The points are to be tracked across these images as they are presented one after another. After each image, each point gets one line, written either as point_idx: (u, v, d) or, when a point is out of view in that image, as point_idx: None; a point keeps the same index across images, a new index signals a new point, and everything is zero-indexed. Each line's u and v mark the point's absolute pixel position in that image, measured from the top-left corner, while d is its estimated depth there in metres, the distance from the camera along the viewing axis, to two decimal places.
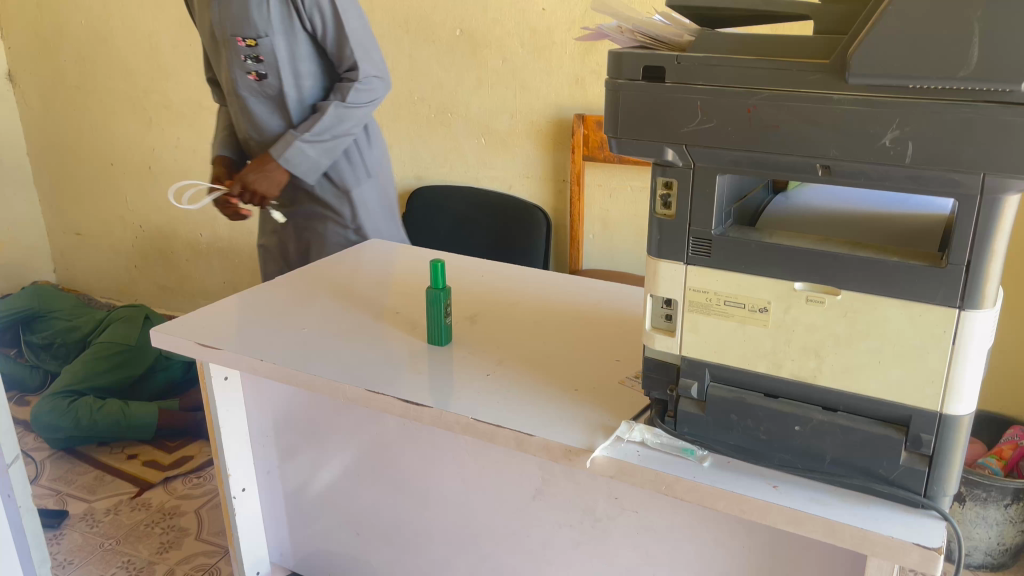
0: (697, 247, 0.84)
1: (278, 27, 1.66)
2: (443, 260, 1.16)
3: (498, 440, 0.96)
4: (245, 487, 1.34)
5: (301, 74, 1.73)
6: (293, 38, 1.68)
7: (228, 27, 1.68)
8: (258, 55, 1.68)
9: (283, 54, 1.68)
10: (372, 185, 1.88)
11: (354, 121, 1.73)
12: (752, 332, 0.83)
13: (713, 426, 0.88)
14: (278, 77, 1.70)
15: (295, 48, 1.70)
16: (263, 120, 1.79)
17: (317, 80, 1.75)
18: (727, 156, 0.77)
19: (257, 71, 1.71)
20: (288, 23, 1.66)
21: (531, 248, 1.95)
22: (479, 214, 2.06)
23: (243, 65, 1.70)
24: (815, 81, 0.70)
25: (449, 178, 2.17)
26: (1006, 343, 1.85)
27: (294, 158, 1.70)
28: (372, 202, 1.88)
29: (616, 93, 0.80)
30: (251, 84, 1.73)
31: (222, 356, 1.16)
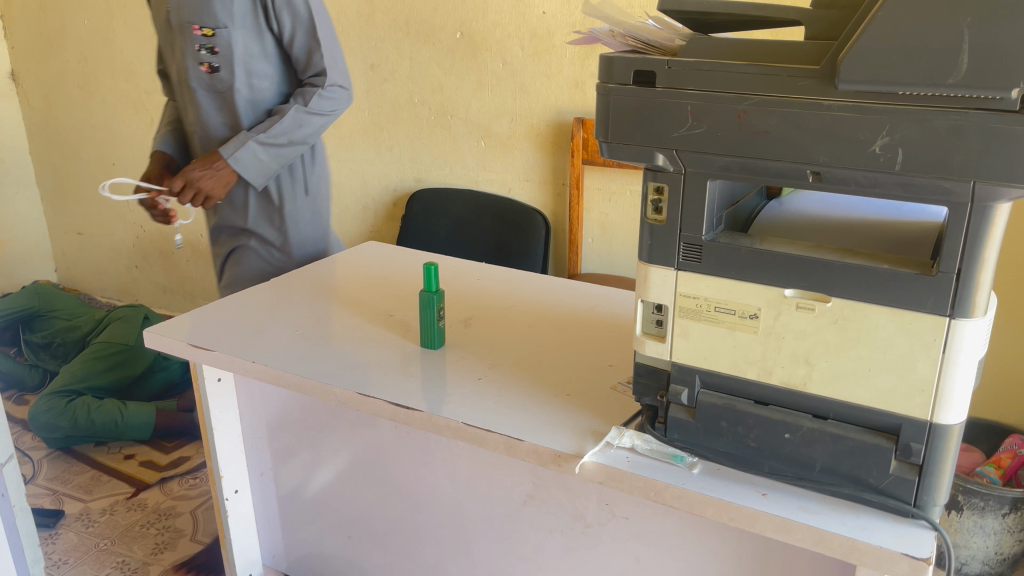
0: (688, 253, 0.83)
1: (239, 21, 1.61)
2: (436, 264, 1.15)
3: (487, 445, 0.95)
4: (238, 489, 1.34)
5: (256, 74, 1.67)
6: (254, 34, 1.64)
7: (186, 13, 1.62)
8: (213, 47, 1.62)
9: (240, 50, 1.63)
10: (308, 206, 1.81)
11: (311, 128, 1.67)
12: (742, 339, 0.82)
13: (703, 433, 0.87)
14: (231, 72, 1.64)
15: (256, 44, 1.65)
16: (208, 116, 1.71)
17: (273, 82, 1.70)
18: (717, 161, 0.77)
19: (210, 63, 1.64)
20: (248, 19, 1.62)
21: (530, 252, 1.95)
22: (477, 217, 2.06)
23: (196, 55, 1.64)
24: (805, 87, 0.70)
25: (448, 181, 2.17)
26: (1006, 352, 1.84)
27: (244, 159, 1.61)
28: (304, 222, 1.79)
29: (606, 99, 0.80)
30: (201, 76, 1.65)
31: (213, 358, 1.16)
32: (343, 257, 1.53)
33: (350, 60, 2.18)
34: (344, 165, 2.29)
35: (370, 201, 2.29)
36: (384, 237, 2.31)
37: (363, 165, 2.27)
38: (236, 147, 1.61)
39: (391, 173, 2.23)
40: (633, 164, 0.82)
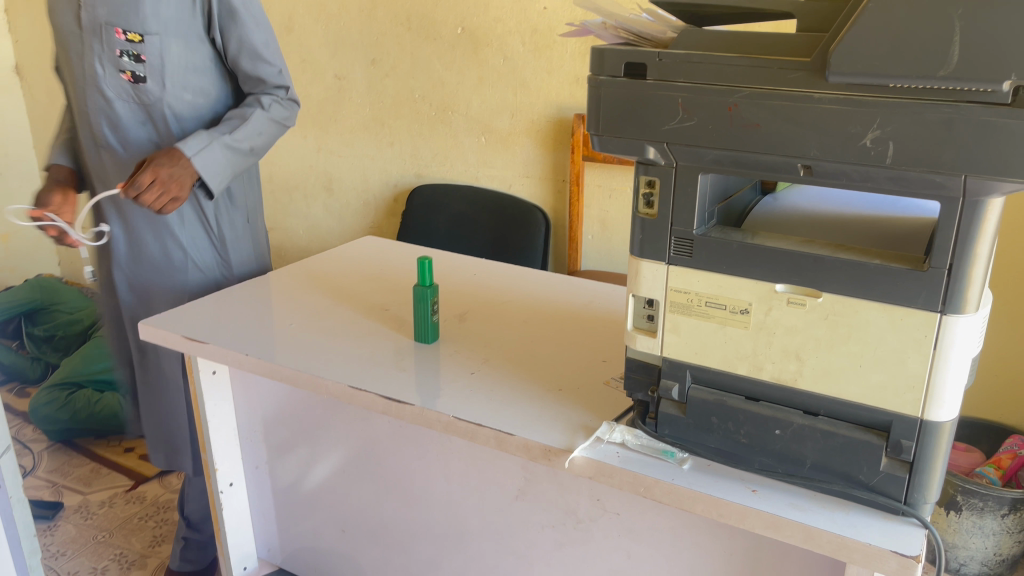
0: (679, 247, 0.83)
1: (173, 28, 1.46)
2: (430, 258, 1.15)
3: (478, 439, 0.95)
4: (233, 482, 1.34)
5: (190, 86, 1.51)
6: (190, 43, 1.48)
7: (106, 14, 1.44)
8: (138, 54, 1.45)
9: (173, 59, 1.47)
10: (247, 232, 1.64)
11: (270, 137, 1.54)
12: (733, 334, 0.82)
13: (694, 429, 0.87)
14: (160, 85, 1.47)
15: (190, 53, 1.49)
16: (128, 127, 1.51)
17: (211, 96, 1.55)
18: (708, 154, 0.76)
19: (133, 71, 1.46)
20: (183, 27, 1.47)
21: (530, 248, 1.95)
22: (478, 213, 2.06)
23: (117, 61, 1.45)
24: (796, 80, 0.69)
25: (449, 177, 2.16)
26: (1007, 352, 1.83)
27: (206, 161, 1.44)
28: (244, 249, 1.63)
29: (597, 92, 0.80)
30: (123, 87, 1.47)
31: (208, 351, 1.16)
32: (340, 251, 1.53)
33: (351, 55, 2.17)
34: (345, 160, 2.29)
35: (371, 196, 2.29)
36: (384, 233, 2.30)
37: (364, 161, 2.26)
38: (199, 146, 1.44)
39: (392, 169, 2.23)
40: (624, 157, 0.81)
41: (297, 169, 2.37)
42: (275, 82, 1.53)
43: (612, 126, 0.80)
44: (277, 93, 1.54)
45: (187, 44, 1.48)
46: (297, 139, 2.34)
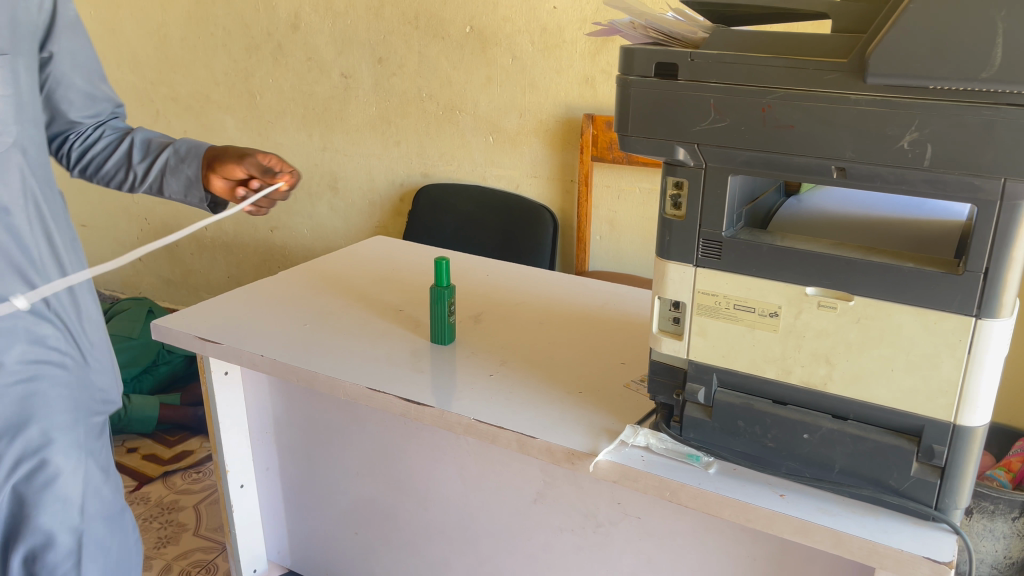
0: (707, 249, 0.82)
1: (19, 43, 0.94)
2: (447, 258, 1.14)
3: (499, 442, 0.94)
4: (244, 484, 1.32)
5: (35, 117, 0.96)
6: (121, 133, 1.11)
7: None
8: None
9: (25, 85, 0.95)
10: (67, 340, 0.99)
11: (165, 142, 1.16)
12: (761, 337, 0.81)
13: (720, 433, 0.86)
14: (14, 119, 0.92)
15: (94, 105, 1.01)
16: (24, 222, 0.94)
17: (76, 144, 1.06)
18: (739, 156, 0.75)
19: None
20: (31, 40, 0.96)
21: (539, 249, 1.95)
22: (486, 213, 2.06)
23: None
24: (832, 80, 0.69)
25: (456, 177, 2.15)
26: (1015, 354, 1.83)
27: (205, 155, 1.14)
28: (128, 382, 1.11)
29: (628, 92, 0.78)
30: None
31: (222, 351, 1.14)
32: (352, 250, 1.52)
33: (358, 53, 2.15)
34: (352, 159, 2.27)
35: (376, 196, 2.27)
36: (390, 233, 2.29)
37: (370, 160, 2.25)
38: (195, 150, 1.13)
39: (398, 168, 2.21)
40: (653, 157, 0.80)
41: (302, 167, 2.36)
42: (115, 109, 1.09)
43: (643, 126, 0.79)
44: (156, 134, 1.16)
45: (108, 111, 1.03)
46: (303, 138, 2.32)
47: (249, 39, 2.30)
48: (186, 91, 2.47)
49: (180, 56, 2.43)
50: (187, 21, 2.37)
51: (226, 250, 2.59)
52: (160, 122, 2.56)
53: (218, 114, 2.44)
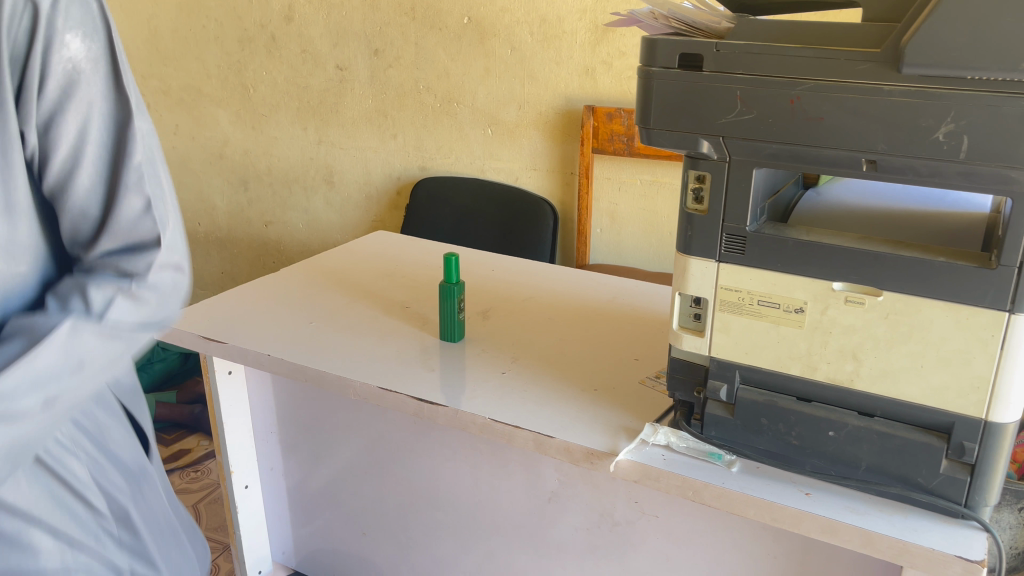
0: (730, 244, 0.80)
1: None
2: (457, 253, 1.11)
3: (515, 441, 0.92)
4: (249, 484, 1.30)
5: None
6: (180, 282, 0.76)
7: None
8: None
9: None
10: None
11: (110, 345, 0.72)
12: (786, 333, 0.79)
13: (742, 430, 0.84)
14: None
15: (166, 196, 0.75)
16: None
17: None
18: (766, 148, 0.73)
19: None
20: None
21: (540, 242, 1.93)
22: (486, 205, 2.03)
23: None
24: (864, 71, 0.67)
25: (454, 170, 2.13)
26: None
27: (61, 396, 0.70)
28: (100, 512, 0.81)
29: (651, 84, 0.76)
30: None
31: (227, 351, 1.12)
32: (353, 246, 1.49)
33: (354, 45, 2.12)
34: (348, 153, 2.24)
35: (373, 189, 2.25)
36: (387, 226, 2.27)
37: (366, 153, 2.22)
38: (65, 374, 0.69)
39: (395, 161, 2.19)
40: (675, 150, 0.78)
41: (296, 161, 2.32)
42: (165, 225, 0.73)
43: (666, 119, 0.77)
44: (135, 235, 0.72)
45: (151, 193, 0.72)
46: (297, 132, 2.29)
47: (241, 31, 2.26)
48: (178, 84, 2.43)
49: (171, 48, 2.40)
50: (178, 13, 2.34)
51: (219, 245, 2.55)
52: (151, 115, 2.53)
53: (211, 107, 2.40)
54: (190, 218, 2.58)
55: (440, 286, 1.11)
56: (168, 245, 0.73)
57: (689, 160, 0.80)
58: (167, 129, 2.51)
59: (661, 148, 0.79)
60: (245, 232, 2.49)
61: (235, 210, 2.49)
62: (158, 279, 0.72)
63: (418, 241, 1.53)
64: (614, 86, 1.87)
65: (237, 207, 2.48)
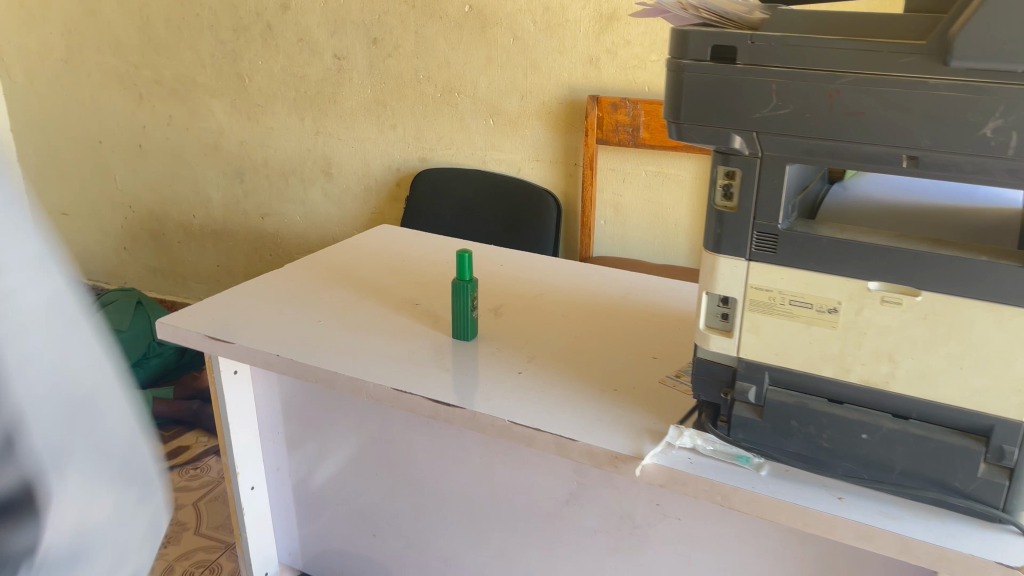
0: (762, 242, 0.77)
1: None
2: (469, 250, 1.08)
3: (536, 444, 0.90)
4: (255, 485, 1.28)
5: None
6: (148, 491, 0.44)
7: None
8: None
9: None
10: None
11: None
12: (818, 334, 0.77)
13: (772, 433, 0.82)
14: None
15: (83, 393, 0.39)
16: None
17: None
18: (802, 144, 0.71)
19: None
20: None
21: (543, 235, 1.91)
22: (488, 197, 2.01)
23: None
24: (908, 64, 0.64)
25: (455, 161, 2.09)
26: None
27: None
28: None
29: (684, 77, 0.74)
30: None
31: (234, 351, 1.09)
32: (357, 241, 1.47)
33: (352, 34, 2.08)
34: (346, 144, 2.20)
35: (372, 181, 2.21)
36: (386, 218, 2.23)
37: (365, 144, 2.18)
38: None
39: (395, 152, 2.15)
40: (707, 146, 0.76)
41: (293, 152, 2.29)
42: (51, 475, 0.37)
43: (699, 113, 0.74)
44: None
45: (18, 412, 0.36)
46: (294, 123, 2.25)
47: (236, 20, 2.22)
48: (171, 74, 2.38)
49: (164, 37, 2.35)
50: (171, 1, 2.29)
51: (215, 238, 2.52)
52: (143, 106, 2.47)
53: (205, 97, 2.36)
54: (185, 210, 2.54)
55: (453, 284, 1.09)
56: (66, 499, 0.38)
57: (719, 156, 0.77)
58: (160, 120, 2.46)
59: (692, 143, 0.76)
60: (241, 224, 2.46)
61: (230, 203, 2.45)
62: (83, 535, 0.40)
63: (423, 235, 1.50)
64: (618, 75, 1.84)
65: (232, 199, 2.44)
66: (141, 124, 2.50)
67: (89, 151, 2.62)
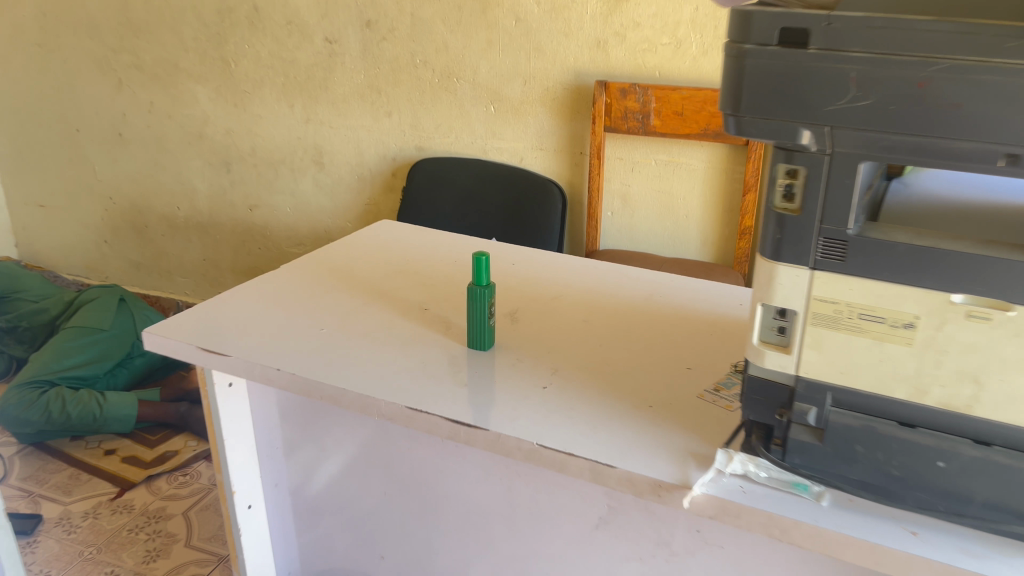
0: (828, 249, 0.69)
1: None
2: (486, 252, 0.99)
3: (568, 470, 0.81)
4: (253, 503, 1.17)
5: None
6: None
7: None
8: None
9: None
10: None
11: None
12: (891, 352, 0.69)
13: (833, 458, 0.74)
14: None
15: None
16: None
17: None
18: (881, 140, 0.63)
19: None
20: None
21: (547, 229, 1.82)
22: (489, 189, 1.91)
23: None
24: (1015, 50, 0.56)
25: (454, 150, 2.00)
26: None
27: None
28: None
29: (747, 65, 0.65)
30: None
31: (230, 364, 1.00)
32: (357, 238, 1.37)
33: (344, 16, 1.98)
34: (338, 132, 2.10)
35: (366, 171, 2.11)
36: (381, 210, 2.14)
37: (358, 132, 2.08)
38: None
39: (390, 141, 2.05)
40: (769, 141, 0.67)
41: (282, 141, 2.18)
42: None
43: (762, 105, 0.65)
44: None
45: None
46: (283, 110, 2.15)
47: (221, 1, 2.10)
48: (152, 59, 2.27)
49: (144, 20, 2.23)
50: None
51: (200, 231, 2.41)
52: (122, 92, 2.35)
53: (189, 82, 2.24)
54: (169, 202, 2.43)
55: (467, 290, 1.00)
56: None
57: (781, 152, 0.69)
58: (141, 107, 2.35)
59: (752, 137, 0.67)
60: (228, 216, 2.35)
61: (216, 194, 2.34)
62: None
63: (426, 232, 1.41)
64: (627, 60, 1.75)
65: (219, 190, 2.33)
66: (121, 111, 2.38)
67: (66, 140, 2.49)
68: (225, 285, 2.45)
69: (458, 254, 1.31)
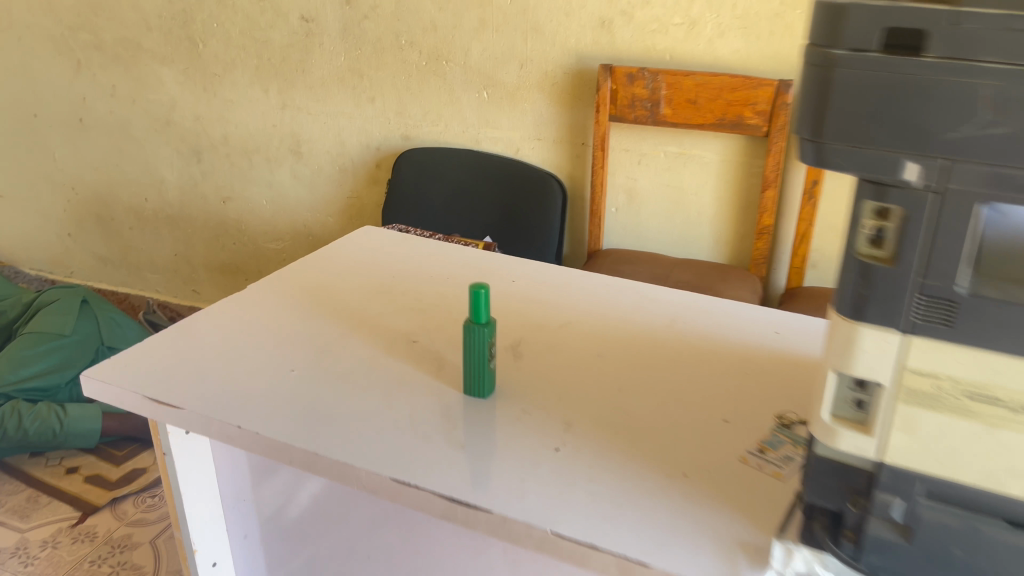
0: (929, 311, 0.54)
1: None
2: (486, 284, 0.83)
3: (590, 564, 0.67)
4: (218, 561, 1.03)
5: None
6: None
7: None
8: None
9: None
10: None
11: None
12: (1006, 440, 0.54)
13: (922, 563, 0.59)
14: None
15: None
16: None
17: None
18: (1017, 178, 0.47)
19: None
20: None
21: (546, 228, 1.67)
22: (483, 183, 1.75)
23: None
24: None
25: (443, 140, 1.83)
26: None
27: None
28: None
29: (841, 75, 0.49)
30: None
31: (182, 417, 0.84)
32: (336, 250, 1.21)
33: None
34: (317, 119, 1.93)
35: (348, 161, 1.94)
36: (365, 204, 1.97)
37: (339, 119, 1.91)
38: None
39: (374, 129, 1.88)
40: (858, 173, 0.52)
41: (257, 128, 2.01)
42: None
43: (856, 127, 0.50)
44: None
45: None
46: (257, 94, 1.97)
47: None
48: (113, 38, 2.08)
49: None
50: None
51: (171, 224, 2.24)
52: (82, 74, 2.17)
53: (154, 64, 2.06)
54: (136, 193, 2.25)
55: (464, 328, 0.84)
56: None
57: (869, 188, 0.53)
58: (102, 91, 2.16)
59: (837, 168, 0.52)
60: (200, 209, 2.18)
61: (187, 184, 2.17)
62: None
63: (414, 240, 1.25)
64: (635, 42, 1.59)
65: (189, 181, 2.16)
66: (81, 95, 2.19)
67: (23, 126, 2.31)
68: (199, 282, 2.28)
69: (450, 269, 1.15)
